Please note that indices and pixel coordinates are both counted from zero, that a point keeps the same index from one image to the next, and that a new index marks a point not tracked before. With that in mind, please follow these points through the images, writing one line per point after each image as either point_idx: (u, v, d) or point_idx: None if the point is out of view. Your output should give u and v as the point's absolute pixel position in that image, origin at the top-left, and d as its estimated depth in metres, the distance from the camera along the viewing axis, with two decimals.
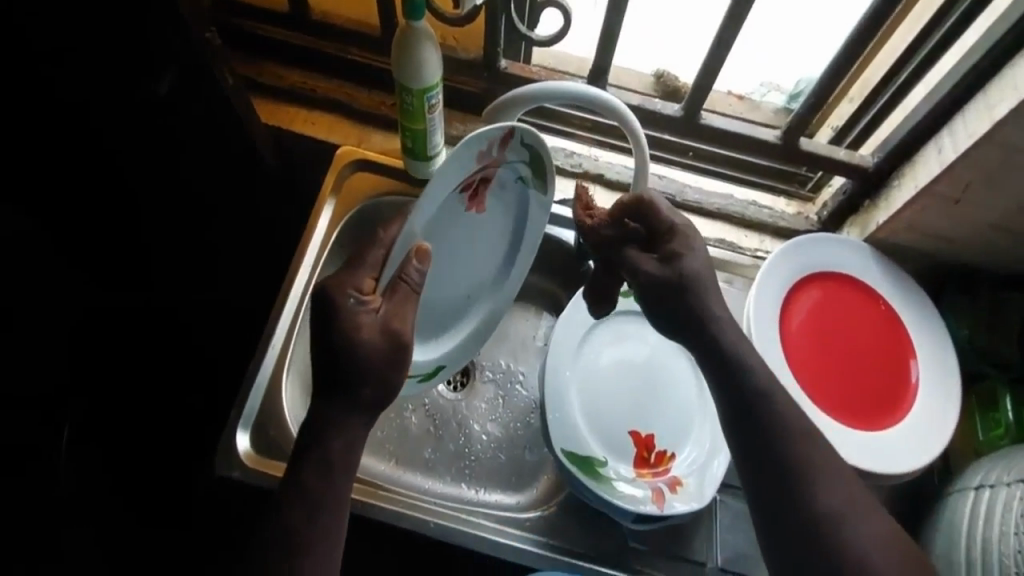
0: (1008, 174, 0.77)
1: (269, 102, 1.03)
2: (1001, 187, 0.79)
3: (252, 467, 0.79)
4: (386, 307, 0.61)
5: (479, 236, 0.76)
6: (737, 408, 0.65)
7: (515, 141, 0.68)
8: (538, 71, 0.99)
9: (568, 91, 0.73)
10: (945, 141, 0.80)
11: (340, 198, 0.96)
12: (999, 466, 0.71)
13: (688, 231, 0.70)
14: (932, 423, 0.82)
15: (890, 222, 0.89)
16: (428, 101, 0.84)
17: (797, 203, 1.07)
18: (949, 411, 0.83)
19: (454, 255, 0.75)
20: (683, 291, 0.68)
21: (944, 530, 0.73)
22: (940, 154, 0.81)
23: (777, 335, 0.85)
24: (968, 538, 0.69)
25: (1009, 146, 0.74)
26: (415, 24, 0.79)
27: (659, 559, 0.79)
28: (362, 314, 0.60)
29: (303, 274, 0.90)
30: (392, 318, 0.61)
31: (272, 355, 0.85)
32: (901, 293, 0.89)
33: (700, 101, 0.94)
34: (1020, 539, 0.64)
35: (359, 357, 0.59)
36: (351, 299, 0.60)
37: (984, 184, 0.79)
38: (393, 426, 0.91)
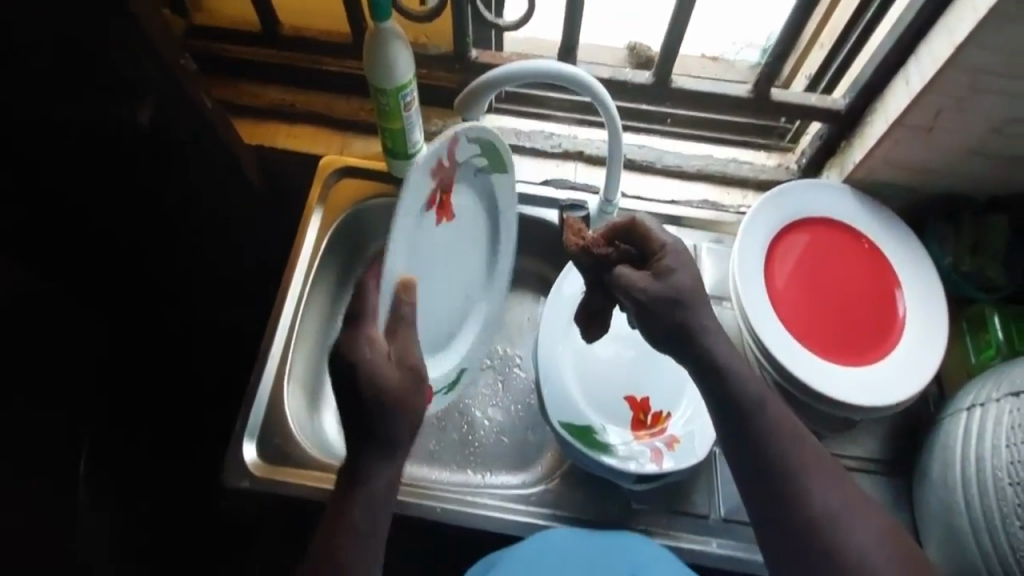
0: (976, 95, 0.77)
1: (248, 122, 1.05)
2: (971, 110, 0.79)
3: (262, 476, 0.83)
4: (397, 346, 0.66)
5: (462, 236, 0.82)
6: (720, 400, 0.64)
7: (461, 141, 0.74)
8: (507, 57, 1.00)
9: (536, 70, 0.76)
10: (911, 72, 0.81)
11: (326, 207, 0.99)
12: (989, 383, 0.72)
13: (680, 251, 0.68)
14: (920, 353, 0.83)
15: (866, 159, 0.90)
16: (404, 99, 0.86)
17: (777, 154, 1.07)
18: (937, 339, 0.84)
19: (440, 271, 0.81)
20: (677, 303, 0.65)
21: (941, 449, 0.74)
22: (907, 86, 0.81)
23: (763, 287, 0.86)
24: (963, 457, 0.71)
25: (973, 68, 0.74)
26: (382, 25, 0.80)
27: (663, 516, 0.81)
28: (381, 359, 0.63)
29: (295, 283, 0.93)
30: (404, 353, 0.66)
31: (270, 373, 0.88)
32: (882, 229, 0.90)
33: (669, 66, 0.94)
34: (1011, 450, 0.66)
35: (388, 394, 0.63)
36: (366, 350, 0.63)
37: (954, 110, 0.80)
38: None
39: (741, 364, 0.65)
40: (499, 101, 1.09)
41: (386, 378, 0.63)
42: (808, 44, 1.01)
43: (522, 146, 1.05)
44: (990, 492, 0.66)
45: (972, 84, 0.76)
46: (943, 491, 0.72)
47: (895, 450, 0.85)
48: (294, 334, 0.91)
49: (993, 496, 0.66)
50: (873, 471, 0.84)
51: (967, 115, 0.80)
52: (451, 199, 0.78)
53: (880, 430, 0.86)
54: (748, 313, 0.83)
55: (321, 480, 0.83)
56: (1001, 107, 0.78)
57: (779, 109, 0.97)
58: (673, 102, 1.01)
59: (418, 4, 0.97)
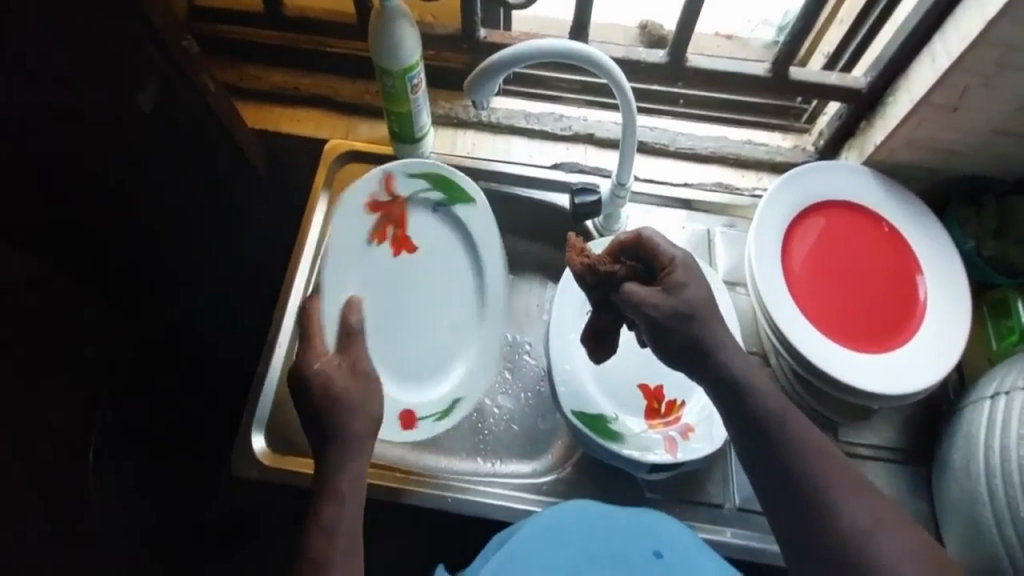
0: (1006, 73, 0.75)
1: (251, 105, 1.04)
2: (1001, 87, 0.77)
3: (270, 465, 0.83)
4: (348, 358, 0.74)
5: (434, 269, 0.90)
6: (741, 422, 0.63)
7: (399, 177, 0.88)
8: (516, 36, 0.97)
9: (548, 48, 0.74)
10: (937, 49, 0.78)
11: (333, 191, 0.97)
12: (1013, 371, 0.70)
13: (688, 265, 0.67)
14: (940, 344, 0.81)
15: (887, 140, 0.88)
16: (410, 82, 0.84)
17: (793, 136, 1.05)
18: (958, 329, 0.82)
19: (411, 300, 0.89)
20: (691, 316, 0.64)
21: (961, 442, 0.73)
22: (933, 63, 0.78)
23: (780, 273, 0.84)
24: (986, 449, 0.69)
25: (1004, 44, 0.71)
26: (389, 4, 0.78)
27: (674, 505, 0.80)
28: (334, 369, 0.72)
29: (302, 272, 0.92)
30: (352, 361, 0.74)
31: (277, 364, 0.87)
32: (909, 215, 0.88)
33: (683, 45, 0.92)
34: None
35: (338, 398, 0.69)
36: (315, 364, 0.71)
37: (981, 87, 0.77)
38: None
39: (744, 363, 0.64)
40: (507, 83, 1.06)
41: (338, 385, 0.70)
42: (826, 20, 0.98)
43: (532, 130, 1.03)
44: (1014, 482, 0.65)
45: (1000, 61, 0.74)
46: (965, 481, 0.71)
47: (913, 437, 0.84)
48: (303, 323, 0.90)
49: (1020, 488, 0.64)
50: (891, 460, 0.83)
51: (996, 92, 0.77)
52: (411, 232, 0.89)
53: (898, 418, 0.85)
54: (764, 301, 0.81)
55: None
56: None
57: (798, 88, 0.94)
58: (686, 83, 0.98)
59: None
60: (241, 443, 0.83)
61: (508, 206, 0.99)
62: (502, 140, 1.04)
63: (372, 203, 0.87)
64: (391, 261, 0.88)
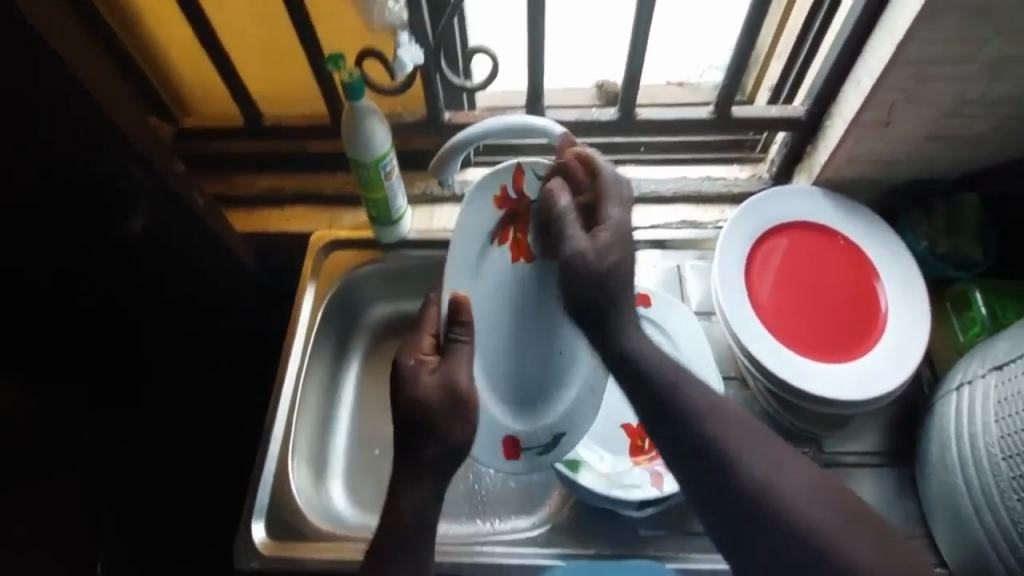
0: (926, 86, 0.80)
1: (240, 211, 1.11)
2: (924, 99, 0.82)
3: (270, 555, 0.84)
4: (446, 364, 0.73)
5: (549, 291, 0.79)
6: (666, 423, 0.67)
7: (528, 175, 0.75)
8: (479, 115, 1.05)
9: (502, 125, 0.82)
10: (860, 73, 0.84)
11: (319, 280, 1.02)
12: (974, 361, 0.74)
13: (621, 229, 0.69)
14: (908, 347, 0.85)
15: (831, 160, 0.93)
16: (383, 169, 0.91)
17: (750, 166, 1.10)
18: (922, 331, 0.85)
19: (523, 317, 0.80)
20: (601, 287, 0.68)
21: (936, 436, 0.77)
22: (859, 86, 0.84)
23: (746, 300, 0.88)
24: (958, 439, 0.73)
25: (917, 62, 0.77)
26: (357, 104, 0.85)
27: (669, 538, 0.82)
28: (422, 378, 0.72)
29: (294, 360, 0.96)
30: (447, 371, 0.72)
31: (272, 450, 0.90)
32: (861, 228, 0.92)
33: (632, 99, 0.98)
34: (1000, 425, 0.68)
35: (422, 411, 0.71)
36: (411, 360, 0.73)
37: (906, 102, 0.82)
38: None
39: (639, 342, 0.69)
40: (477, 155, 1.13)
41: (422, 391, 0.71)
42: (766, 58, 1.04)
43: None
44: (987, 469, 0.69)
45: (918, 77, 0.79)
46: (943, 473, 0.75)
47: (896, 439, 0.87)
48: (295, 412, 0.93)
49: (991, 474, 0.68)
50: (877, 465, 0.85)
51: (921, 104, 0.82)
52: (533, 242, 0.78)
53: (880, 423, 0.87)
54: (732, 327, 0.85)
55: (329, 550, 0.85)
56: (952, 92, 0.81)
57: (742, 125, 1.00)
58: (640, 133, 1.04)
59: (389, 80, 1.00)
60: (244, 535, 0.85)
61: None
62: None
63: (499, 196, 0.77)
64: (509, 269, 0.79)
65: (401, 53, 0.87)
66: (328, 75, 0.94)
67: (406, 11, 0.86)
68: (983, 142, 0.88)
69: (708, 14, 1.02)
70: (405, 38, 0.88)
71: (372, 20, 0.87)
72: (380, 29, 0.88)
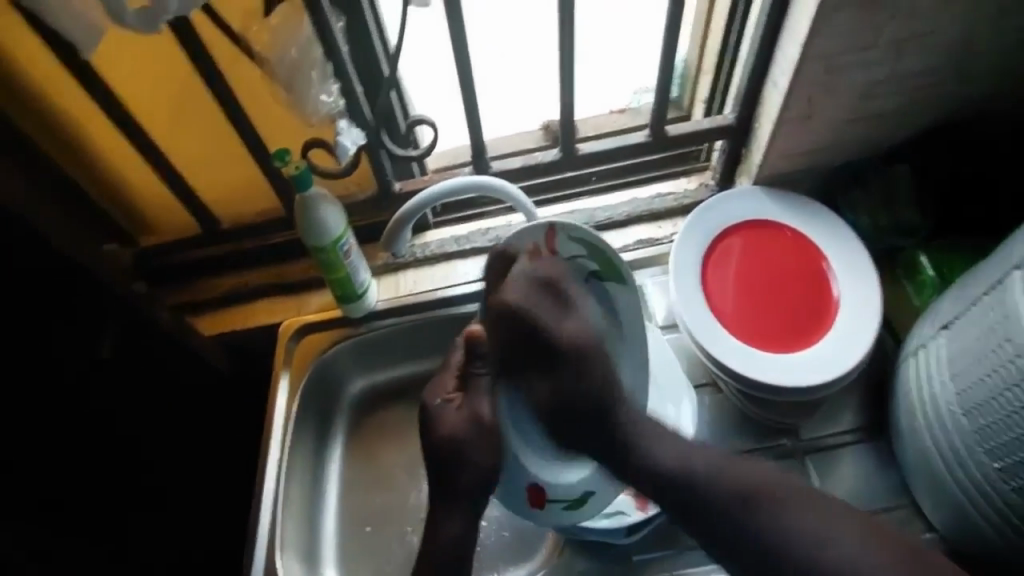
0: (839, 76, 0.83)
1: (208, 315, 1.12)
2: (838, 88, 0.85)
3: None
4: (469, 402, 0.79)
5: None
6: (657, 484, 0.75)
7: (562, 238, 0.75)
8: (431, 179, 1.06)
9: (448, 185, 0.87)
10: (777, 74, 0.87)
11: (292, 367, 1.02)
12: (926, 324, 0.82)
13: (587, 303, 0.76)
14: (863, 326, 0.88)
15: (766, 158, 0.96)
16: (341, 250, 0.93)
17: (696, 176, 1.13)
18: (875, 309, 0.89)
19: None
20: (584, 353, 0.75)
21: (902, 396, 0.85)
22: (777, 87, 0.87)
23: (706, 308, 0.91)
24: (920, 395, 0.81)
25: (824, 56, 0.80)
26: (307, 193, 0.87)
27: (660, 556, 0.87)
28: (452, 414, 0.79)
29: (274, 454, 0.95)
30: (471, 408, 0.78)
31: (261, 544, 0.90)
32: (803, 219, 0.96)
33: (571, 138, 1.01)
34: (955, 381, 0.75)
35: (449, 442, 0.78)
36: (438, 400, 0.80)
37: (824, 93, 0.86)
38: (398, 554, 0.98)
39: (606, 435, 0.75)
40: (437, 216, 1.15)
41: (450, 428, 0.78)
42: (696, 71, 1.07)
43: (465, 251, 1.11)
44: (952, 422, 0.76)
45: (828, 70, 0.82)
46: (915, 436, 0.82)
47: (869, 414, 0.93)
48: (280, 506, 0.93)
49: (956, 429, 0.75)
50: (855, 442, 0.92)
51: (838, 92, 0.86)
52: None
53: (853, 402, 0.94)
54: (697, 338, 0.88)
55: None
56: (863, 77, 0.84)
57: (680, 141, 1.03)
58: (586, 166, 1.07)
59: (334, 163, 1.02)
60: None
61: (453, 327, 1.07)
62: (446, 266, 1.12)
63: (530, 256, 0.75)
64: None
65: (341, 138, 0.90)
66: (277, 171, 0.97)
67: (344, 101, 0.88)
68: (903, 116, 0.91)
69: (632, 44, 1.05)
70: (345, 125, 0.90)
71: (309, 116, 0.88)
72: (318, 121, 0.89)
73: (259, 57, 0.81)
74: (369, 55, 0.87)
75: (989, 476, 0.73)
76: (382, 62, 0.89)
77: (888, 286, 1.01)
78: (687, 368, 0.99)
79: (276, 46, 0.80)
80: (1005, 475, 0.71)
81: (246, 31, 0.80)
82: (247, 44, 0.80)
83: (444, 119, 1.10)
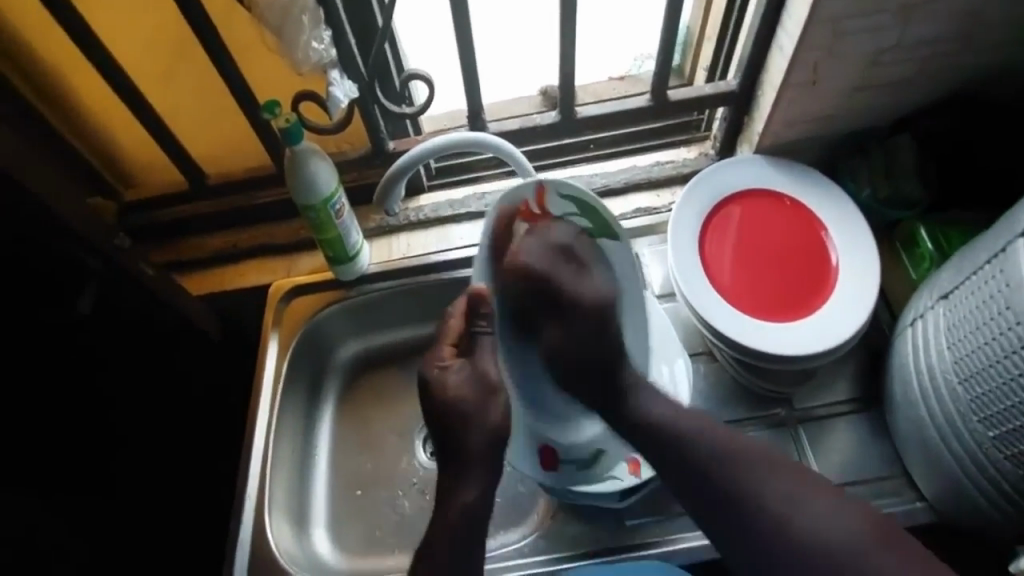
0: (845, 42, 0.81)
1: (195, 275, 1.10)
2: (845, 55, 0.83)
3: None
4: (470, 363, 0.75)
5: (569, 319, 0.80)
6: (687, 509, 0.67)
7: (552, 194, 0.73)
8: (424, 139, 1.03)
9: (439, 145, 0.84)
10: (782, 40, 0.84)
11: (283, 329, 1.01)
12: (925, 295, 0.82)
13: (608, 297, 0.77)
14: (858, 299, 0.88)
15: (767, 127, 0.94)
16: (333, 208, 0.89)
17: (697, 145, 1.11)
18: (871, 282, 0.89)
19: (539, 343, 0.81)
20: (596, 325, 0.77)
21: (899, 368, 0.85)
22: (782, 52, 0.85)
23: (706, 278, 0.90)
24: (915, 367, 0.81)
25: (832, 21, 0.78)
26: (297, 148, 0.84)
27: (649, 522, 0.88)
28: (454, 379, 0.75)
29: (264, 415, 0.95)
30: (471, 368, 0.75)
31: (249, 502, 0.90)
32: (803, 188, 0.95)
33: (570, 101, 0.98)
34: (952, 352, 0.75)
35: (454, 404, 0.74)
36: (436, 368, 0.77)
37: (829, 60, 0.83)
38: (389, 515, 0.98)
39: (601, 288, 0.77)
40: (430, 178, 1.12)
41: (454, 392, 0.74)
42: (699, 36, 1.04)
43: (460, 215, 1.09)
44: (946, 391, 0.77)
45: (834, 36, 0.80)
46: (909, 409, 0.83)
47: (860, 386, 0.94)
48: (269, 466, 0.92)
49: (951, 399, 0.76)
50: (848, 413, 0.93)
51: (844, 60, 0.84)
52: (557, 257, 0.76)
53: (843, 374, 0.95)
54: (695, 307, 0.87)
55: None
56: (870, 45, 0.82)
57: (681, 107, 1.00)
58: (584, 131, 1.04)
59: (327, 119, 0.99)
60: None
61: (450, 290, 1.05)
62: (440, 230, 1.09)
63: (524, 211, 0.73)
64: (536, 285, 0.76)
65: (333, 91, 0.86)
66: (267, 125, 0.93)
67: (335, 50, 0.84)
68: (907, 86, 0.89)
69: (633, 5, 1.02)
70: (336, 76, 0.86)
71: (298, 65, 0.83)
72: (309, 70, 0.85)
73: (246, 1, 0.77)
74: (362, 5, 0.84)
75: (982, 445, 0.74)
76: (376, 11, 0.85)
77: (883, 260, 1.00)
78: (684, 338, 0.99)
79: None
80: (998, 446, 0.73)
81: None
82: None
83: (439, 78, 1.06)
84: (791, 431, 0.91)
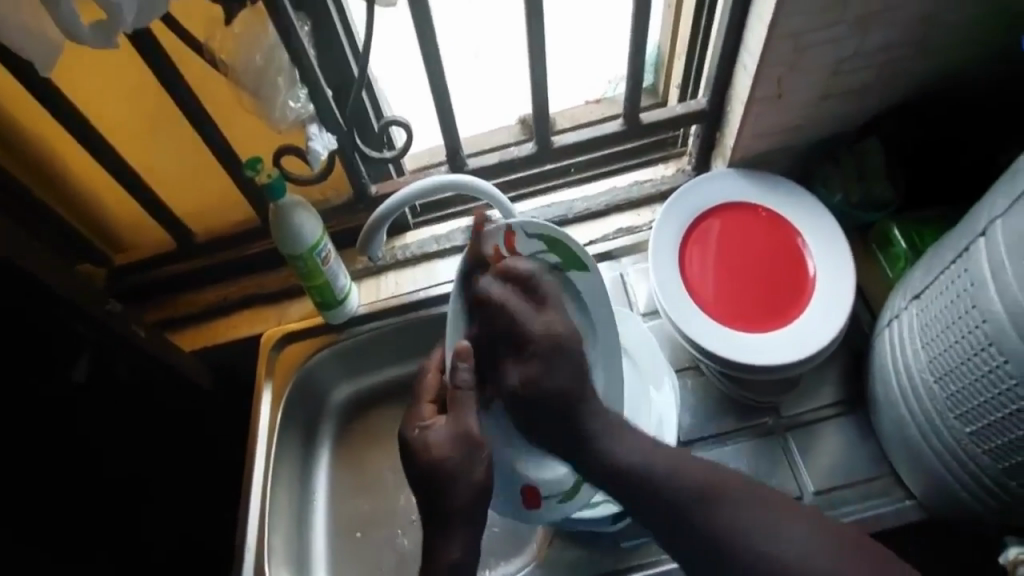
0: (806, 56, 0.83)
1: (183, 331, 1.11)
2: (807, 68, 0.85)
3: None
4: (446, 421, 0.73)
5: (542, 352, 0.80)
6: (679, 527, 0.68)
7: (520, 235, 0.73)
8: (406, 180, 1.05)
9: (421, 187, 0.86)
10: (746, 57, 0.87)
11: (276, 377, 1.01)
12: (898, 296, 0.82)
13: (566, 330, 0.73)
14: (838, 303, 0.89)
15: (739, 141, 0.96)
16: (319, 255, 0.91)
17: (674, 161, 1.13)
18: (850, 286, 0.90)
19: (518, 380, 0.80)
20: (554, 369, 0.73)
21: (880, 370, 0.85)
22: (746, 69, 0.87)
23: (686, 293, 0.91)
24: (893, 367, 0.82)
25: (791, 37, 0.80)
26: (279, 202, 0.86)
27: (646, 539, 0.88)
28: (429, 438, 0.73)
29: (259, 465, 0.94)
30: (448, 427, 0.72)
31: (249, 555, 0.89)
32: (773, 198, 0.96)
33: (545, 131, 1.00)
34: (926, 350, 0.76)
35: (434, 462, 0.72)
36: (416, 429, 0.75)
37: (792, 74, 0.86)
38: (389, 555, 0.97)
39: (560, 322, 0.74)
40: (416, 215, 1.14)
41: (437, 452, 0.72)
42: (668, 58, 1.06)
43: (446, 250, 1.10)
44: (923, 390, 0.77)
45: (795, 51, 0.82)
46: (892, 409, 0.83)
47: (851, 387, 0.94)
48: (266, 516, 0.92)
49: (928, 398, 0.76)
50: (837, 416, 0.93)
51: (806, 72, 0.86)
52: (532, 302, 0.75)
53: (833, 376, 0.95)
54: (678, 323, 0.88)
55: None
56: (830, 56, 0.84)
57: (655, 127, 1.03)
58: (560, 157, 1.06)
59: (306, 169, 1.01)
60: None
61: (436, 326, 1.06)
62: (426, 267, 1.10)
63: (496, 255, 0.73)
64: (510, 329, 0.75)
65: (312, 144, 0.90)
66: (250, 181, 0.95)
67: (312, 106, 0.88)
68: (871, 92, 0.92)
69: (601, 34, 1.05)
70: (315, 130, 0.90)
71: (277, 123, 0.87)
72: (287, 128, 0.89)
73: (223, 65, 0.79)
74: (337, 59, 0.86)
75: (961, 441, 0.75)
76: (351, 63, 0.87)
77: (863, 261, 1.02)
78: (670, 354, 0.99)
79: (240, 52, 0.79)
80: (976, 441, 0.73)
81: (209, 40, 0.78)
82: (210, 55, 0.78)
83: (417, 118, 1.09)
84: (779, 438, 0.91)
